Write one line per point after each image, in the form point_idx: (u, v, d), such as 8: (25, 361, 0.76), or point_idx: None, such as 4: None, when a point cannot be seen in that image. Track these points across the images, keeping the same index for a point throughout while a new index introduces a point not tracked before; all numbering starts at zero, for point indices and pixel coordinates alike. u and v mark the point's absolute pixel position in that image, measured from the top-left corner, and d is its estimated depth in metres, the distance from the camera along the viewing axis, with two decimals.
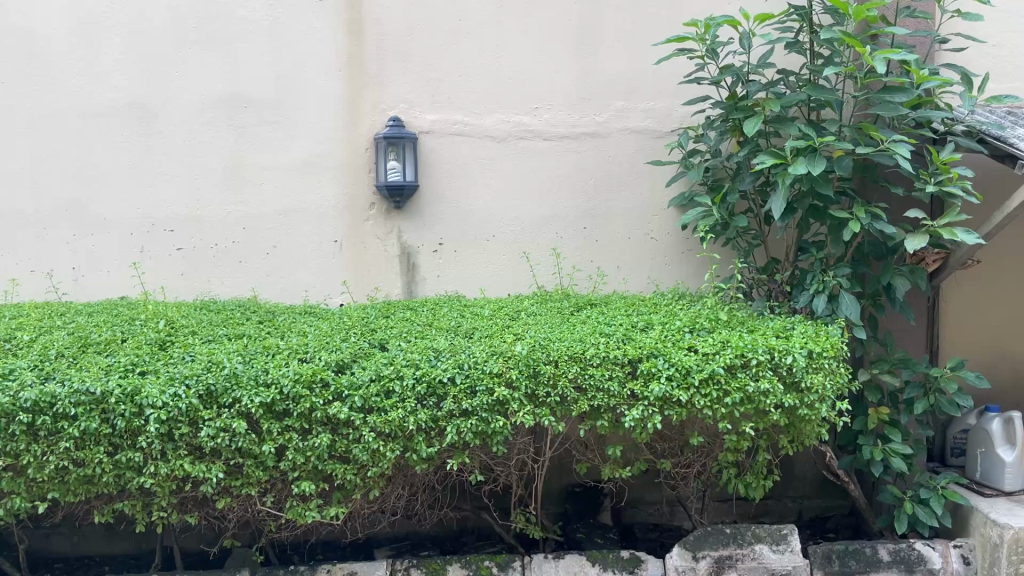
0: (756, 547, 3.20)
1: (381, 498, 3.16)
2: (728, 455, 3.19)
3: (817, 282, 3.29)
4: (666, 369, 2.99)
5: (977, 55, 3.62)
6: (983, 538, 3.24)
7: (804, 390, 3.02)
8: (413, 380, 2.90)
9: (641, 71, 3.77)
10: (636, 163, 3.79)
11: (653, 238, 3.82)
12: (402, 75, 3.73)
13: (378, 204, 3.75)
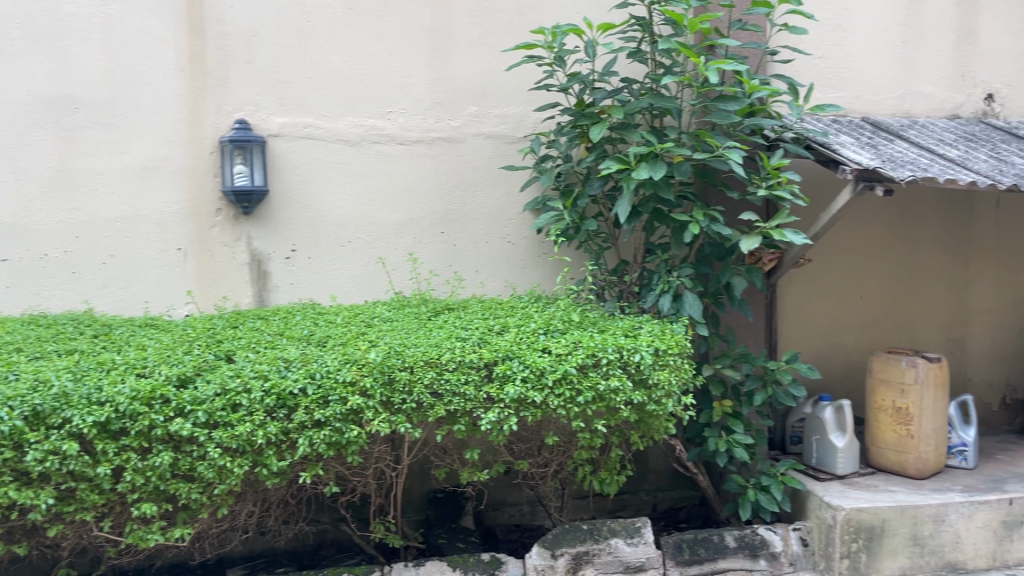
0: (611, 541, 3.30)
1: (231, 515, 3.06)
2: (582, 454, 3.30)
3: (662, 282, 3.45)
4: (521, 371, 3.02)
5: (804, 66, 3.87)
6: (818, 520, 3.45)
7: (651, 386, 3.15)
8: (262, 392, 2.79)
9: (493, 77, 3.80)
10: (492, 168, 3.82)
11: (509, 242, 3.86)
12: (249, 76, 3.61)
13: (224, 209, 3.62)
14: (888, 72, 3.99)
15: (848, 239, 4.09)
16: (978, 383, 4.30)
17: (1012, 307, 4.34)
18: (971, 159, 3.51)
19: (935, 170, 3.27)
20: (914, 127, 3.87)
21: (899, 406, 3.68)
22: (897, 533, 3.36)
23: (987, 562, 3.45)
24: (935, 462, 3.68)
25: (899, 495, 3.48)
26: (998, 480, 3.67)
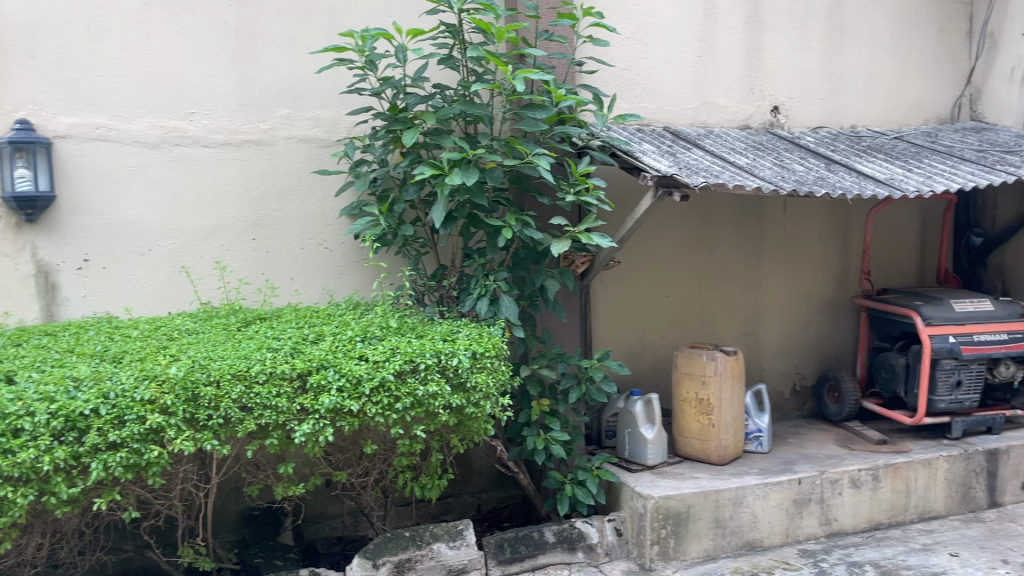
0: (433, 546, 3.31)
1: (15, 551, 2.82)
2: (402, 460, 3.29)
3: (479, 286, 3.49)
4: (337, 381, 2.95)
5: (609, 77, 4.06)
6: (631, 510, 3.62)
7: (470, 389, 3.18)
8: (48, 415, 2.57)
9: (304, 79, 3.72)
10: (304, 172, 3.73)
11: (326, 248, 3.78)
12: (31, 72, 3.32)
13: (4, 217, 3.31)
14: (685, 85, 4.29)
15: (653, 241, 4.33)
16: (772, 372, 4.67)
17: (800, 300, 4.73)
18: (758, 166, 3.82)
19: (725, 177, 3.52)
20: (709, 137, 4.17)
21: (701, 397, 3.93)
22: (701, 517, 3.59)
23: (780, 538, 3.76)
24: (734, 448, 3.96)
25: (703, 480, 3.72)
26: (789, 461, 4.00)
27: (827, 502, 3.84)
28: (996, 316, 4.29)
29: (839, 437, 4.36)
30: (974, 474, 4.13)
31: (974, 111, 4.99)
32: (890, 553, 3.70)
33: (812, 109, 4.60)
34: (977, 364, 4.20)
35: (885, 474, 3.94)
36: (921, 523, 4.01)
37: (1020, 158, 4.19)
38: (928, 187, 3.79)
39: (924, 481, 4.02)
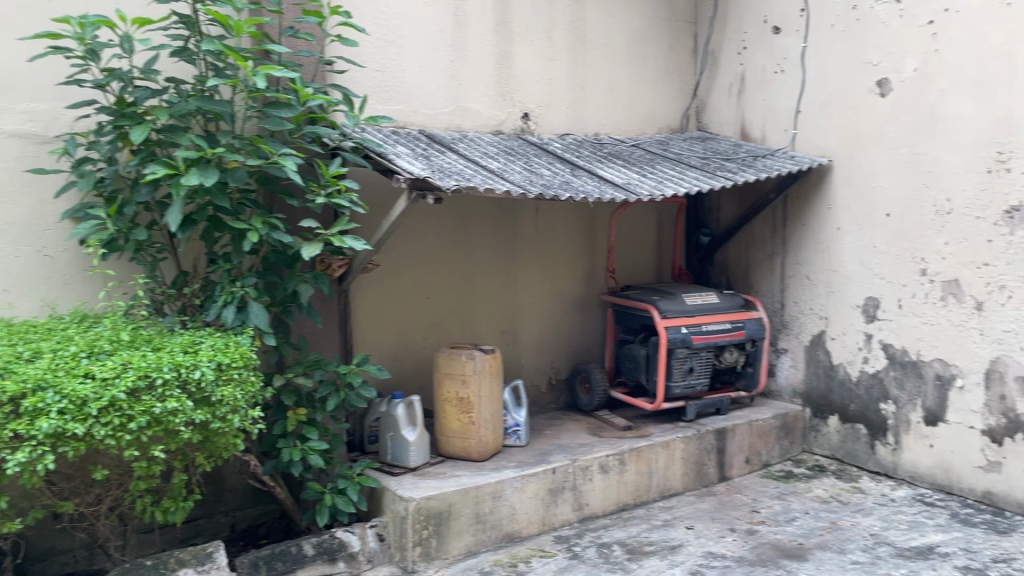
0: (179, 572, 3.09)
1: None
2: (139, 485, 3.02)
3: (225, 293, 3.30)
4: (57, 403, 2.66)
5: (361, 79, 4.03)
6: (393, 514, 3.60)
7: (215, 404, 2.99)
8: None
9: (13, 67, 3.32)
10: (14, 171, 3.32)
11: (46, 256, 3.40)
12: None
13: None
14: (439, 88, 4.35)
15: (411, 244, 4.33)
16: (529, 369, 4.87)
17: (553, 298, 4.97)
18: (509, 171, 3.95)
19: (477, 181, 3.60)
20: (463, 141, 4.26)
21: (461, 396, 3.98)
22: (462, 514, 3.64)
23: (537, 527, 3.91)
24: (493, 443, 4.07)
25: (464, 478, 3.78)
26: (545, 452, 4.18)
27: (580, 488, 4.06)
28: (721, 307, 4.78)
29: (591, 427, 4.62)
30: (707, 452, 4.55)
31: (700, 122, 5.52)
32: (636, 531, 3.99)
33: (559, 116, 4.85)
34: (707, 351, 4.65)
35: (630, 457, 4.24)
36: (662, 501, 4.36)
37: (737, 165, 4.68)
38: (660, 192, 4.12)
39: (664, 462, 4.37)
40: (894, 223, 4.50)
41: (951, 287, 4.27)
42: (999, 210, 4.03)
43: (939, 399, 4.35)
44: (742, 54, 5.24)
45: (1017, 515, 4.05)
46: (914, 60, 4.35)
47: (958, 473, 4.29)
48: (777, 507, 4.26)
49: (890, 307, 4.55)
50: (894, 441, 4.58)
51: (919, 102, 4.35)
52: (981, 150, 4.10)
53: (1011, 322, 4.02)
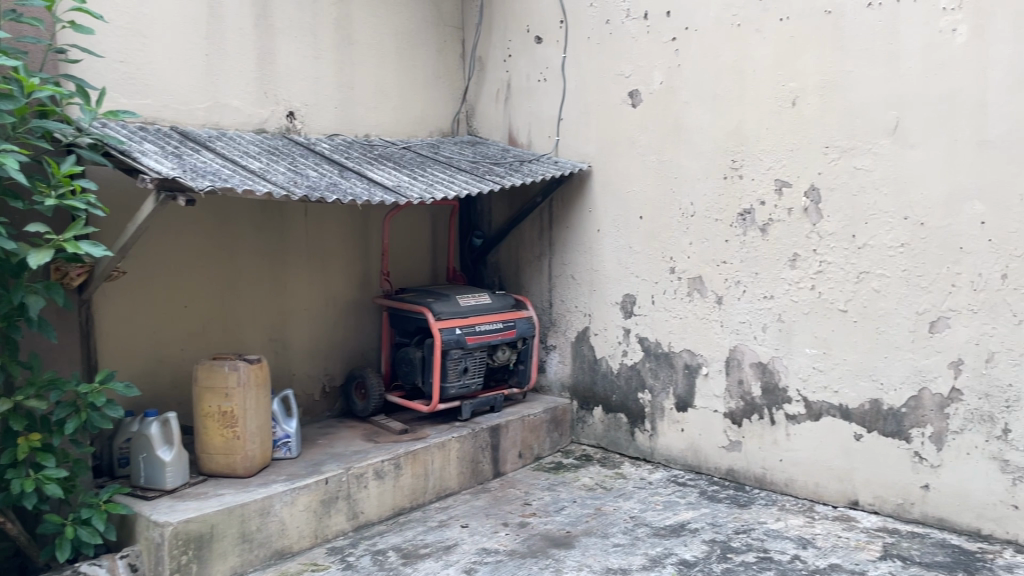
0: None
1: None
2: None
3: None
4: None
5: (100, 69, 3.70)
6: (147, 542, 3.33)
7: None
8: None
9: None
10: None
11: None
12: None
13: None
14: (192, 83, 4.08)
15: (165, 248, 4.04)
16: (300, 376, 4.71)
17: (325, 303, 4.84)
18: (271, 171, 3.78)
19: (235, 182, 3.41)
20: (221, 139, 4.03)
21: (224, 409, 3.77)
22: (225, 535, 3.44)
23: (309, 541, 3.79)
24: (261, 457, 3.89)
25: (228, 496, 3.57)
26: (316, 463, 4.05)
27: (354, 497, 3.98)
28: (493, 307, 4.89)
29: (366, 433, 4.56)
30: (481, 450, 4.63)
31: (470, 126, 5.62)
32: (411, 535, 3.98)
33: (327, 117, 4.74)
34: (480, 351, 4.73)
35: (405, 461, 4.22)
36: (438, 502, 4.38)
37: (504, 170, 4.81)
38: (429, 195, 4.13)
39: (439, 463, 4.39)
40: (647, 224, 4.86)
41: (695, 283, 4.70)
42: (734, 212, 4.51)
43: (688, 386, 4.77)
44: (507, 61, 5.40)
45: (754, 487, 4.55)
46: (660, 73, 4.72)
47: (705, 453, 4.73)
48: (547, 499, 4.43)
49: (645, 303, 4.91)
50: (651, 427, 4.94)
51: (666, 112, 4.72)
52: (717, 159, 4.55)
53: (746, 313, 4.52)
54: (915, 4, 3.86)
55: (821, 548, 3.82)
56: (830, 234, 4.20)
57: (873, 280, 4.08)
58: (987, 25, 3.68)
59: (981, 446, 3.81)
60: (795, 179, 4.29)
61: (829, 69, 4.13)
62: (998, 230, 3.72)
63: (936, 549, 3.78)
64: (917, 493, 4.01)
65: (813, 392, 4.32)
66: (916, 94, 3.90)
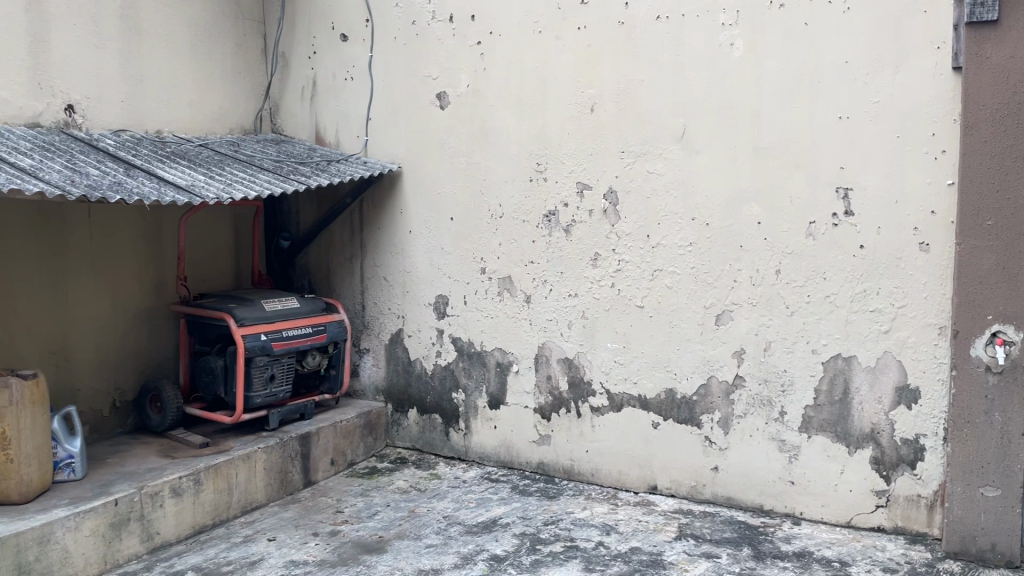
0: None
1: None
2: None
3: None
4: None
5: None
6: None
7: None
8: None
9: None
10: None
11: None
12: None
13: None
14: None
15: None
16: (85, 390, 4.37)
17: (114, 311, 4.51)
18: (43, 169, 3.47)
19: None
20: None
21: None
22: None
23: (97, 568, 3.51)
24: (40, 481, 3.55)
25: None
26: (105, 483, 3.76)
27: (148, 517, 3.73)
28: (301, 312, 4.74)
29: (162, 448, 4.29)
30: (290, 459, 4.49)
31: (274, 125, 5.43)
32: (212, 553, 3.78)
33: (113, 112, 4.43)
34: (287, 357, 4.58)
35: (206, 476, 4.00)
36: (243, 516, 4.19)
37: (309, 169, 4.69)
38: (226, 195, 3.94)
39: (244, 476, 4.21)
40: (457, 225, 4.90)
41: (505, 283, 4.79)
42: (540, 214, 4.64)
43: (500, 384, 4.86)
44: (312, 58, 5.27)
45: (563, 479, 4.71)
46: (467, 77, 4.77)
47: (517, 449, 4.84)
48: (359, 505, 4.36)
49: (456, 303, 4.95)
50: (465, 427, 4.99)
51: (473, 115, 4.78)
52: (523, 162, 4.66)
53: (552, 311, 4.66)
54: (698, 19, 4.14)
55: (623, 533, 4.01)
56: (627, 234, 4.41)
57: (666, 278, 4.34)
58: (759, 41, 4.02)
59: (762, 428, 4.18)
60: (595, 182, 4.47)
61: (622, 77, 4.35)
62: (771, 229, 4.07)
63: (725, 525, 4.08)
64: (708, 475, 4.33)
65: (615, 384, 4.53)
66: (700, 103, 4.18)
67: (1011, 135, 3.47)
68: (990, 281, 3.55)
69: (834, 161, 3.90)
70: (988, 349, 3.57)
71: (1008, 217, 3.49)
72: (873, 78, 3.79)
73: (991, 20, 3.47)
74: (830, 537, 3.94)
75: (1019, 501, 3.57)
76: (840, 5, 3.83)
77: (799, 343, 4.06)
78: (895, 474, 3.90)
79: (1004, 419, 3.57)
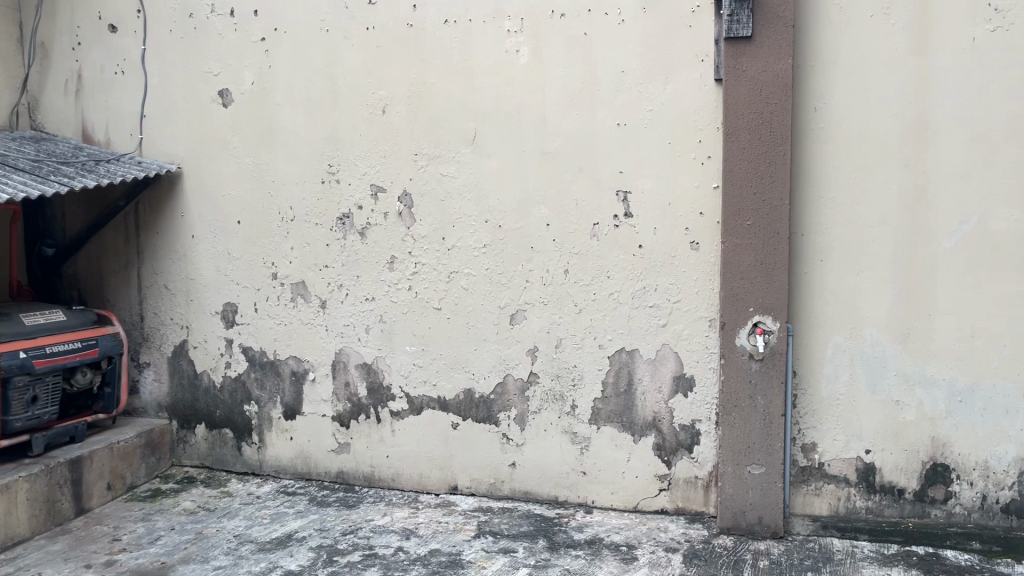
0: None
1: None
2: None
3: None
4: None
5: None
6: None
7: None
8: None
9: None
10: None
11: None
12: None
13: None
14: None
15: None
16: None
17: None
18: None
19: None
20: None
21: None
22: None
23: None
24: None
25: None
26: None
27: None
28: (68, 325, 4.34)
29: None
30: (59, 486, 4.09)
31: (33, 120, 4.94)
32: None
33: None
34: (52, 375, 4.17)
35: None
36: (3, 553, 3.78)
37: (74, 170, 4.31)
38: None
39: (3, 510, 3.79)
40: (245, 229, 4.68)
41: (298, 289, 4.64)
42: (333, 217, 4.53)
43: (295, 393, 4.70)
44: (76, 50, 4.85)
45: (363, 487, 4.63)
46: (251, 74, 4.57)
47: (314, 460, 4.70)
48: (140, 531, 4.05)
49: (247, 311, 4.73)
50: (258, 440, 4.78)
51: (259, 114, 4.59)
52: (313, 163, 4.53)
53: (349, 316, 4.57)
54: (484, 24, 4.21)
55: (423, 535, 4.00)
56: (422, 237, 4.41)
57: (461, 279, 4.38)
58: (543, 49, 4.15)
59: (555, 422, 4.32)
60: (388, 184, 4.43)
61: (413, 80, 4.34)
62: (559, 230, 4.22)
63: (522, 520, 4.18)
64: (505, 471, 4.41)
65: (414, 387, 4.51)
66: (489, 107, 4.25)
67: (764, 143, 3.81)
68: (750, 276, 3.88)
69: (613, 165, 4.11)
70: (751, 338, 3.90)
71: (764, 218, 3.83)
72: (647, 88, 4.02)
73: (745, 36, 3.79)
74: (618, 522, 4.14)
75: (779, 476, 3.94)
76: (616, 16, 4.03)
77: (587, 339, 4.23)
78: (675, 459, 4.16)
79: (766, 402, 3.92)
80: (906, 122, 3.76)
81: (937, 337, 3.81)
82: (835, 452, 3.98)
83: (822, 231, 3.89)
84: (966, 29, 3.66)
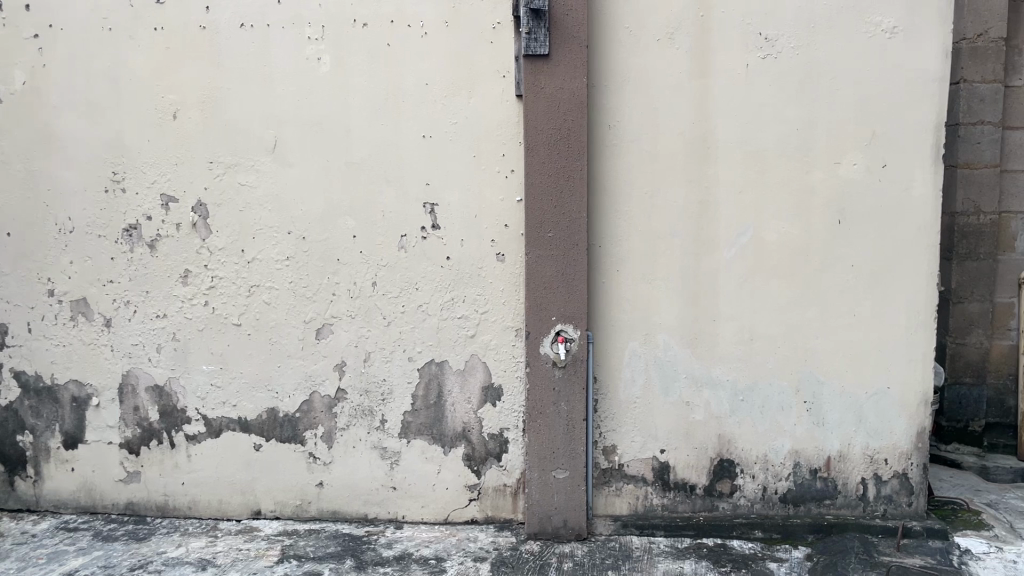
0: None
1: None
2: None
3: None
4: None
5: None
6: None
7: None
8: None
9: None
10: None
11: None
12: None
13: None
14: None
15: None
16: None
17: None
18: None
19: None
20: None
21: None
22: None
23: None
24: None
25: None
26: None
27: None
28: None
29: None
30: None
31: None
32: None
33: None
34: None
35: None
36: None
37: None
38: None
39: None
40: (16, 242, 4.27)
41: (79, 306, 4.28)
42: (120, 228, 4.23)
43: (77, 420, 4.32)
44: None
45: (157, 518, 4.33)
46: (21, 73, 4.18)
47: (101, 491, 4.34)
48: None
49: (19, 332, 4.31)
50: (35, 472, 4.36)
51: (31, 116, 4.20)
52: (96, 170, 4.21)
53: (138, 335, 4.27)
54: (283, 30, 4.08)
55: (221, 565, 3.80)
56: (219, 249, 4.20)
57: (263, 293, 4.21)
58: (345, 59, 4.08)
59: (364, 438, 4.24)
60: (181, 194, 4.19)
61: (207, 84, 4.13)
62: (366, 242, 4.15)
63: (329, 540, 4.06)
64: (312, 491, 4.28)
65: (212, 409, 4.28)
66: (291, 116, 4.13)
67: (563, 157, 3.93)
68: (551, 286, 3.99)
69: (419, 177, 4.10)
70: (553, 347, 4.00)
71: (564, 230, 3.96)
72: (450, 101, 4.05)
73: (542, 54, 3.87)
74: (428, 535, 4.12)
75: (582, 479, 4.07)
76: (419, 28, 4.03)
77: (396, 352, 4.19)
78: (484, 468, 4.21)
79: (568, 408, 4.04)
80: (690, 140, 4.01)
81: (722, 341, 4.09)
82: (634, 453, 4.17)
83: (618, 242, 4.07)
84: (741, 55, 3.95)
